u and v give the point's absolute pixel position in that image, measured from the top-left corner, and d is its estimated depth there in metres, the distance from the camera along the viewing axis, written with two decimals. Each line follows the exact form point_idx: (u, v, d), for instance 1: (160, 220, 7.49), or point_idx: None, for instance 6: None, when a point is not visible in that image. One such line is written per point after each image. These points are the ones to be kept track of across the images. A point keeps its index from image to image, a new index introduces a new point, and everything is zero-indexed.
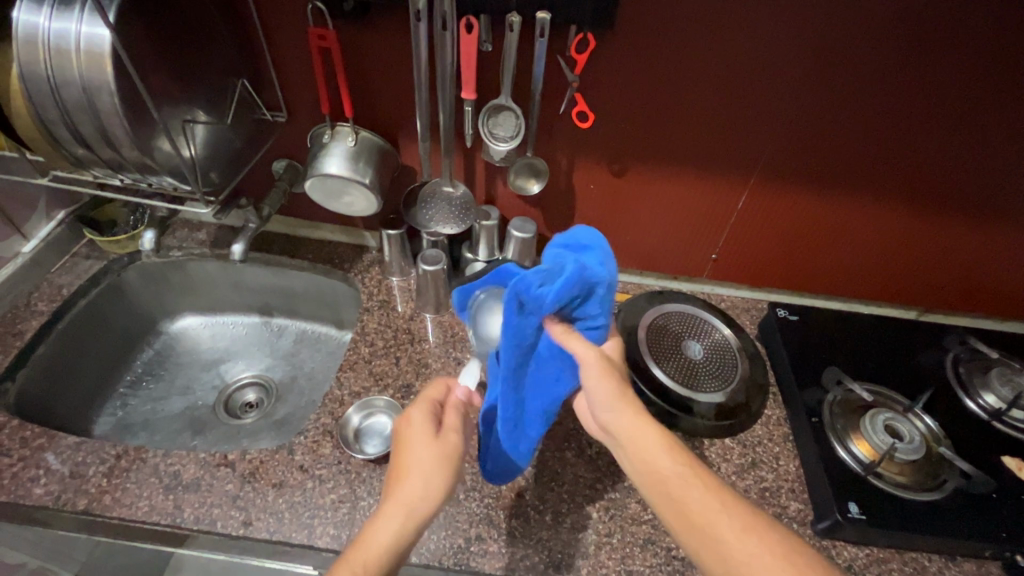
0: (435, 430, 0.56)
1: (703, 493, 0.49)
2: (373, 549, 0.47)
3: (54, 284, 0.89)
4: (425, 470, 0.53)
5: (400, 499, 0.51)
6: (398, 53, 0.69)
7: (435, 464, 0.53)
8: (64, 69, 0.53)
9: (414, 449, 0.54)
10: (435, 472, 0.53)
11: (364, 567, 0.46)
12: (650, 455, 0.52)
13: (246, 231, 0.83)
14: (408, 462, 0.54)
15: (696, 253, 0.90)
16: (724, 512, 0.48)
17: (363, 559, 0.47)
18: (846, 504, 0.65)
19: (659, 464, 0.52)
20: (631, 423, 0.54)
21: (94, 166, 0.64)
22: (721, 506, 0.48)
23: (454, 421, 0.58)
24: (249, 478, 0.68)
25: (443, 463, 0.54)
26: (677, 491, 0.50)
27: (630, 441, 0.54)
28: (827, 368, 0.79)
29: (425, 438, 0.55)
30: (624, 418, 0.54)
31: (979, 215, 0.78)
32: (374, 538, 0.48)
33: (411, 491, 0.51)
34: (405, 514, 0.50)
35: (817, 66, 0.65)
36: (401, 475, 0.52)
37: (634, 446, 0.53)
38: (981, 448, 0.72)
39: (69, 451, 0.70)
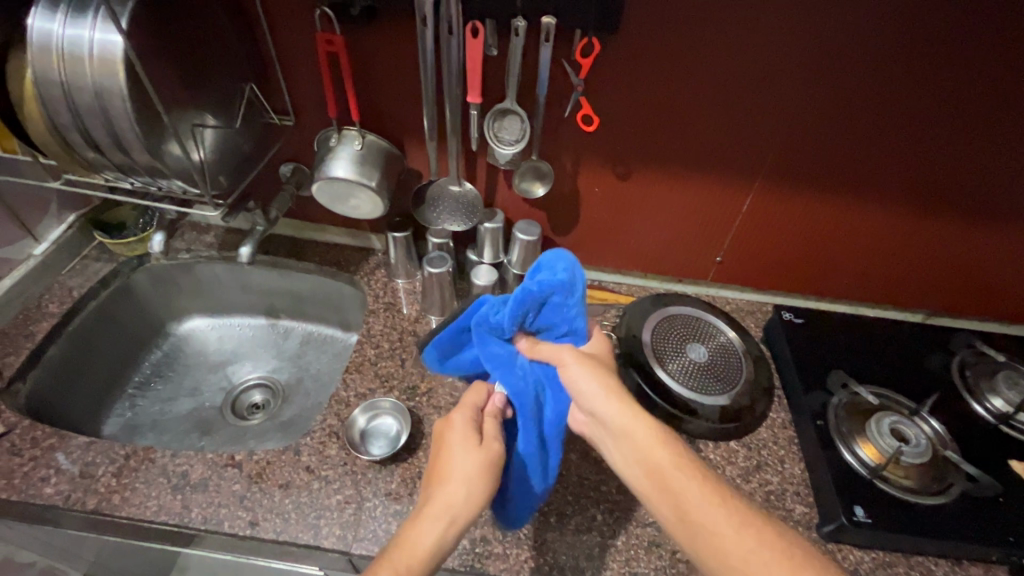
0: (478, 437, 0.56)
1: (697, 485, 0.51)
2: (417, 554, 0.48)
3: (64, 286, 0.90)
4: (468, 478, 0.53)
5: (444, 503, 0.51)
6: (404, 57, 0.70)
7: (479, 472, 0.53)
8: (78, 74, 0.54)
9: (457, 453, 0.54)
10: (478, 481, 0.53)
11: (407, 569, 0.47)
12: (644, 449, 0.53)
13: (253, 234, 0.84)
14: (450, 467, 0.54)
15: (701, 256, 0.91)
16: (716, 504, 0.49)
17: (406, 561, 0.48)
18: (851, 508, 0.65)
19: (653, 455, 0.53)
20: (625, 418, 0.55)
21: (105, 169, 0.65)
22: (714, 496, 0.50)
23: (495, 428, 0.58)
24: (256, 478, 0.69)
25: (486, 471, 0.54)
26: (672, 484, 0.51)
27: (625, 435, 0.54)
28: (833, 372, 0.79)
29: (470, 443, 0.55)
30: (619, 413, 0.55)
31: (985, 218, 0.78)
32: (419, 542, 0.49)
33: (454, 496, 0.52)
34: (448, 520, 0.51)
35: (822, 70, 0.65)
36: (443, 479, 0.53)
37: (627, 439, 0.54)
38: (988, 452, 0.72)
39: (79, 451, 0.71)
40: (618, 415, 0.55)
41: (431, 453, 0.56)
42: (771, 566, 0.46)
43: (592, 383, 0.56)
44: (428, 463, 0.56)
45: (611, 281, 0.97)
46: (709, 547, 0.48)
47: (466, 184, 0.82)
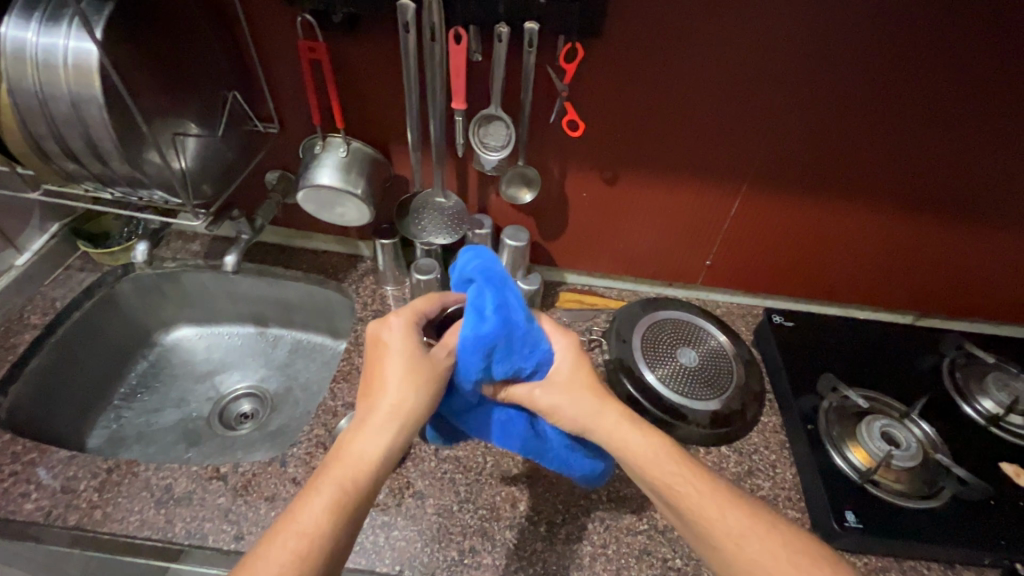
0: (419, 346, 0.53)
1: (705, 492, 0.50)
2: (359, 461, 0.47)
3: (48, 297, 0.89)
4: (412, 382, 0.51)
5: (390, 413, 0.49)
6: (387, 63, 0.69)
7: (417, 378, 0.51)
8: (54, 84, 0.53)
9: (390, 362, 0.52)
10: (414, 386, 0.51)
11: (354, 480, 0.46)
12: (648, 462, 0.52)
13: (238, 243, 0.83)
14: (393, 373, 0.51)
15: (690, 260, 0.90)
16: (728, 510, 0.49)
17: (352, 473, 0.46)
18: (843, 513, 0.64)
19: (667, 476, 0.51)
20: (637, 443, 0.53)
21: (84, 180, 0.64)
22: (721, 505, 0.49)
23: (454, 339, 0.55)
24: (241, 491, 0.68)
25: (427, 375, 0.52)
26: (678, 498, 0.50)
27: (636, 459, 0.52)
28: (823, 376, 0.77)
29: (412, 351, 0.53)
30: (626, 438, 0.53)
31: (972, 217, 0.78)
32: (358, 450, 0.47)
33: (392, 404, 0.49)
34: (393, 425, 0.49)
35: (813, 73, 0.65)
36: (380, 391, 0.50)
37: (638, 464, 0.52)
38: (979, 454, 0.72)
39: (60, 466, 0.70)
40: (624, 437, 0.54)
41: (365, 365, 0.54)
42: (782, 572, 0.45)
43: (583, 400, 0.56)
44: (365, 375, 0.53)
45: (602, 285, 0.97)
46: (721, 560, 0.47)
47: (452, 196, 0.82)
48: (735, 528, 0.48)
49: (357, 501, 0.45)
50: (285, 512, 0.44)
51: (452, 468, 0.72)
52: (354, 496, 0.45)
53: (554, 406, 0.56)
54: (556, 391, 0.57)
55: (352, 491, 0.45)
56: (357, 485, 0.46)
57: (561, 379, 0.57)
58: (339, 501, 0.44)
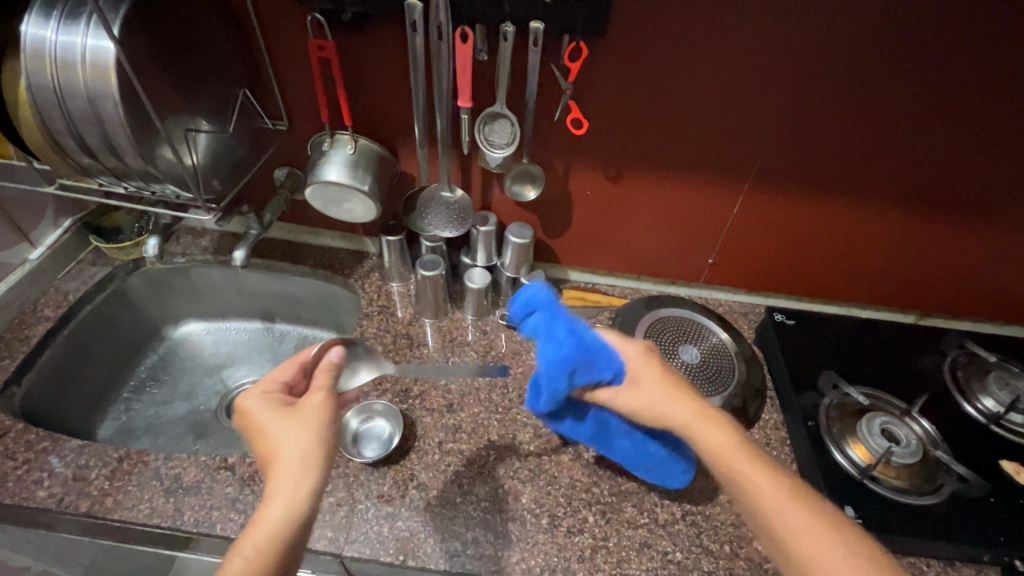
0: (288, 409, 0.53)
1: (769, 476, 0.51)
2: (266, 528, 0.46)
3: (60, 291, 0.91)
4: (290, 439, 0.50)
5: (284, 474, 0.48)
6: (395, 62, 0.71)
7: (300, 431, 0.51)
8: (70, 80, 0.54)
9: (272, 425, 0.52)
10: (298, 440, 0.50)
11: (256, 549, 0.44)
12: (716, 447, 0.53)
13: (247, 238, 0.85)
14: (274, 441, 0.51)
15: (693, 257, 0.91)
16: (797, 509, 0.49)
17: (255, 542, 0.45)
18: (842, 508, 0.65)
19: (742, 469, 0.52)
20: (718, 442, 0.53)
21: (99, 174, 0.66)
22: (791, 503, 0.49)
23: (321, 381, 0.56)
24: (249, 481, 0.69)
25: (314, 424, 0.52)
26: (753, 491, 0.51)
27: (710, 453, 0.53)
28: (823, 372, 0.79)
29: (286, 416, 0.52)
30: (708, 433, 0.54)
31: (975, 217, 0.79)
32: (262, 520, 0.46)
33: (288, 466, 0.48)
34: (292, 484, 0.48)
35: (815, 72, 0.66)
36: (272, 459, 0.49)
37: (714, 458, 0.53)
38: (980, 452, 0.72)
39: (72, 454, 0.71)
40: (702, 431, 0.54)
41: (250, 446, 0.53)
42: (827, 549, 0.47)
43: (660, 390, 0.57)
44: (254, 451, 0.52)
45: (604, 283, 0.98)
46: (787, 555, 0.48)
47: (458, 190, 0.82)
48: (800, 522, 0.48)
49: (268, 566, 0.44)
50: None
51: (455, 461, 0.73)
52: (267, 562, 0.44)
53: (644, 405, 0.56)
54: (638, 395, 0.57)
55: (260, 560, 0.44)
56: (265, 555, 0.44)
57: (642, 378, 0.58)
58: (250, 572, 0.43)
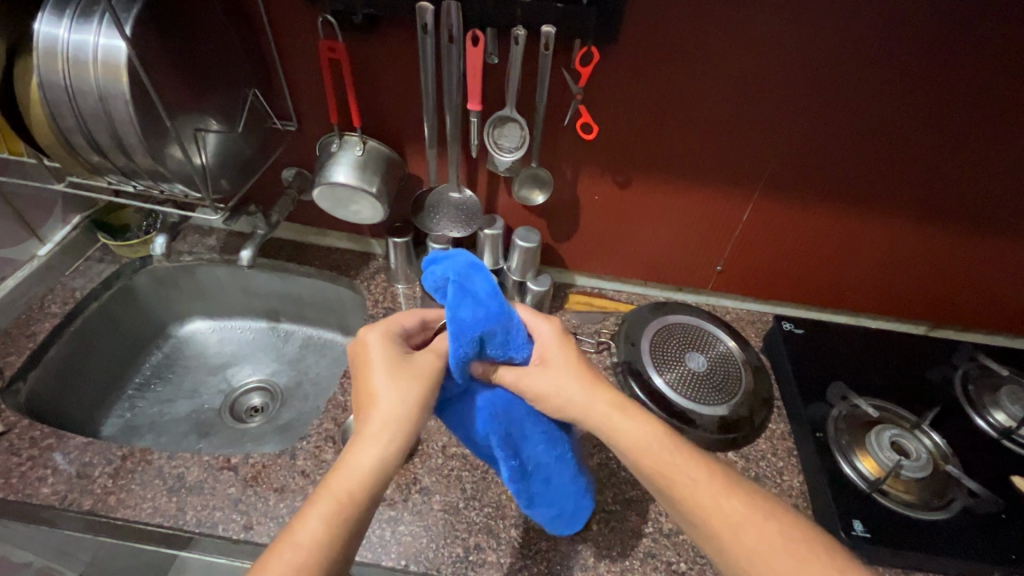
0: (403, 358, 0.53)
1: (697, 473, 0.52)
2: (359, 474, 0.46)
3: (67, 288, 0.91)
4: (395, 389, 0.50)
5: (382, 422, 0.48)
6: (404, 64, 0.71)
7: (408, 385, 0.51)
8: (82, 78, 0.54)
9: (387, 370, 0.52)
10: (403, 394, 0.50)
11: (348, 494, 0.45)
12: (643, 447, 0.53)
13: (255, 238, 0.84)
14: (374, 386, 0.51)
15: (702, 264, 0.90)
16: (726, 495, 0.50)
17: (346, 486, 0.45)
18: (850, 522, 0.64)
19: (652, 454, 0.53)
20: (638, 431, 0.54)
21: (109, 173, 0.65)
22: (719, 491, 0.50)
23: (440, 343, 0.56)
24: (251, 482, 0.69)
25: (427, 383, 0.52)
26: (680, 487, 0.51)
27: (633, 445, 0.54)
28: (833, 383, 0.78)
29: (398, 362, 0.52)
30: (624, 423, 0.55)
31: (988, 228, 0.77)
32: (350, 465, 0.46)
33: (385, 415, 0.49)
34: (384, 435, 0.48)
35: (829, 78, 0.65)
36: (372, 402, 0.50)
37: (631, 445, 0.54)
38: (991, 467, 0.71)
39: (76, 452, 0.71)
40: (620, 419, 0.55)
41: (354, 380, 0.53)
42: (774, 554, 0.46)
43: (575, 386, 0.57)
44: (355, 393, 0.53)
45: (611, 289, 0.97)
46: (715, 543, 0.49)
47: (466, 191, 0.82)
48: (739, 515, 0.48)
49: (357, 511, 0.44)
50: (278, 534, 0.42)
51: (459, 465, 0.72)
52: (353, 507, 0.44)
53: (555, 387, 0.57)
54: (546, 372, 0.58)
55: (351, 502, 0.44)
56: (352, 499, 0.44)
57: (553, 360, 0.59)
58: (336, 516, 0.43)
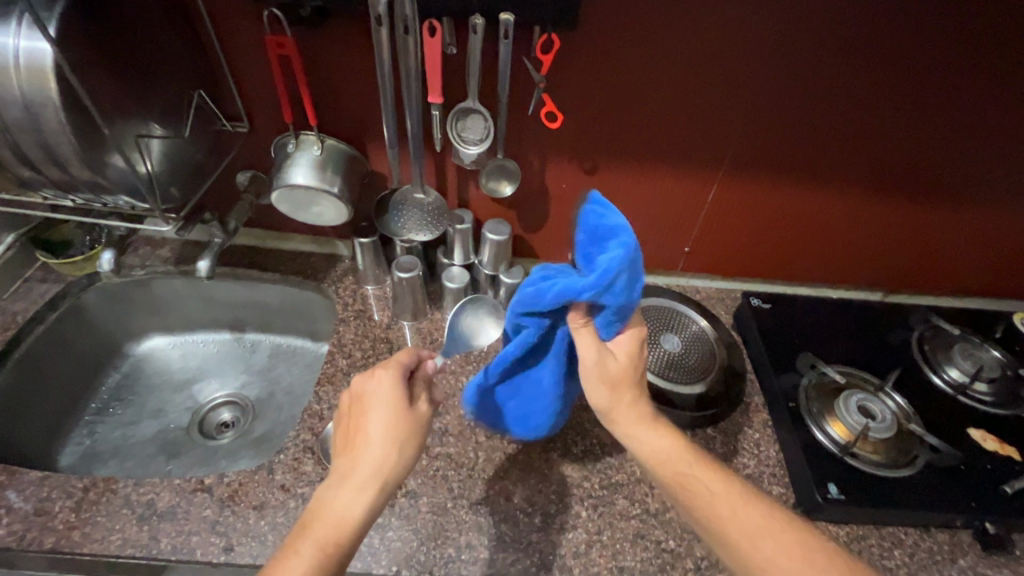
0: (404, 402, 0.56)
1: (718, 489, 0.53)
2: (348, 523, 0.49)
3: (7, 312, 0.85)
4: (394, 439, 0.54)
5: (369, 469, 0.52)
6: (358, 57, 0.68)
7: (401, 436, 0.54)
8: (4, 86, 0.49)
9: (374, 419, 0.55)
10: (397, 445, 0.53)
11: (336, 537, 0.48)
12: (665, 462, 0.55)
13: (211, 247, 0.79)
14: (375, 429, 0.54)
15: (670, 246, 0.91)
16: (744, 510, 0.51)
17: (335, 530, 0.49)
18: (826, 486, 0.67)
19: (678, 469, 0.54)
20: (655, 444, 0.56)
21: (43, 188, 0.61)
22: (736, 502, 0.52)
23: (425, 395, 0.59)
24: (228, 502, 0.66)
25: (412, 436, 0.55)
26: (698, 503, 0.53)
27: (650, 458, 0.55)
28: (801, 354, 0.80)
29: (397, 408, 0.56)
30: (643, 439, 0.56)
31: (936, 194, 0.81)
32: (348, 512, 0.50)
33: (376, 462, 0.52)
34: (374, 481, 0.51)
35: (783, 56, 0.66)
36: (364, 446, 0.53)
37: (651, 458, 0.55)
38: (951, 421, 0.75)
39: (31, 488, 0.66)
40: (644, 436, 0.56)
41: (354, 415, 0.56)
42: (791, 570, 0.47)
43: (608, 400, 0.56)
44: (350, 426, 0.56)
45: None
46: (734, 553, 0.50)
47: (431, 191, 0.80)
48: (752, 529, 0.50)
49: (340, 556, 0.48)
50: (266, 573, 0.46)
51: (444, 465, 0.72)
52: (334, 554, 0.48)
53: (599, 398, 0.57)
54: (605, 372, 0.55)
55: (333, 550, 0.48)
56: (340, 543, 0.48)
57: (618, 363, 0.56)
58: (322, 560, 0.47)
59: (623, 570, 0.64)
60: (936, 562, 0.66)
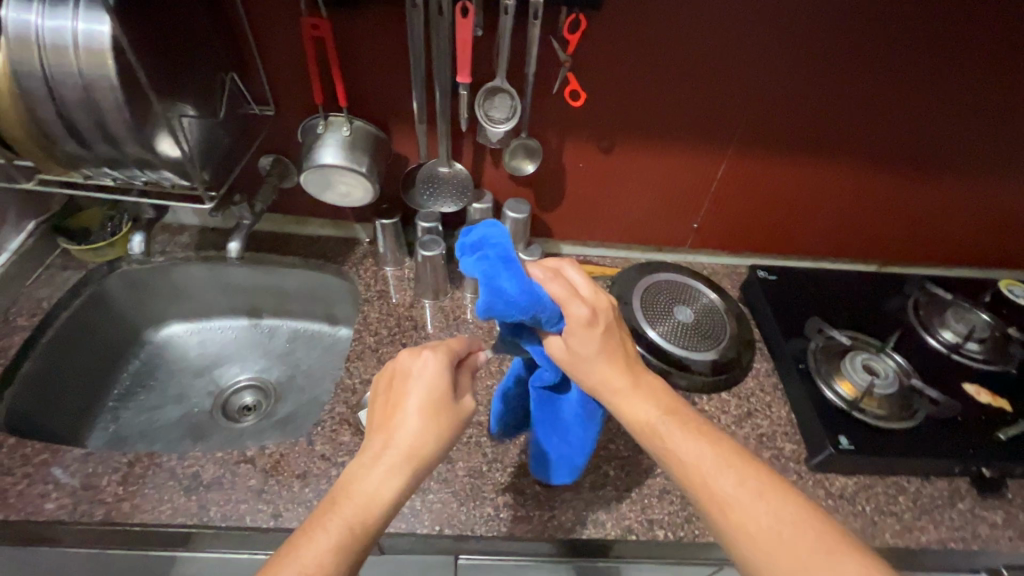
0: (447, 387, 0.52)
1: (700, 449, 0.50)
2: (378, 506, 0.46)
3: (32, 299, 0.85)
4: (433, 424, 0.50)
5: (404, 451, 0.48)
6: (389, 40, 0.70)
7: (441, 423, 0.50)
8: (63, 67, 0.51)
9: (413, 398, 0.50)
10: (435, 431, 0.50)
11: (364, 521, 0.45)
12: (646, 424, 0.52)
13: (240, 229, 0.83)
14: (414, 409, 0.50)
15: (680, 223, 0.95)
16: (722, 472, 0.48)
17: (364, 512, 0.45)
18: (836, 438, 0.72)
19: (665, 439, 0.51)
20: (638, 410, 0.53)
21: (86, 166, 0.61)
22: (718, 466, 0.48)
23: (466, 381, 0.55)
24: (272, 471, 0.68)
25: (451, 426, 0.51)
26: (680, 466, 0.49)
27: (633, 425, 0.52)
28: (809, 319, 0.85)
29: (440, 392, 0.51)
30: (623, 403, 0.53)
31: (928, 168, 0.86)
32: (379, 492, 0.46)
33: (411, 445, 0.48)
34: (410, 464, 0.48)
35: (791, 36, 0.71)
36: (400, 426, 0.49)
37: (633, 423, 0.52)
38: (947, 379, 0.80)
39: (77, 464, 0.67)
40: (624, 399, 0.53)
41: (390, 391, 0.52)
42: (780, 534, 0.44)
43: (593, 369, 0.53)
44: (386, 401, 0.52)
45: (595, 254, 1.01)
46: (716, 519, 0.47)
47: (455, 164, 0.82)
48: (729, 493, 0.47)
49: (365, 541, 0.45)
50: (285, 549, 0.43)
51: (476, 432, 0.75)
52: (361, 537, 0.44)
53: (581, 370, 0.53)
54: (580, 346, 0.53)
55: (360, 533, 0.44)
56: (367, 527, 0.45)
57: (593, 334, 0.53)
58: (347, 542, 0.44)
59: (652, 522, 0.68)
60: (937, 506, 0.71)
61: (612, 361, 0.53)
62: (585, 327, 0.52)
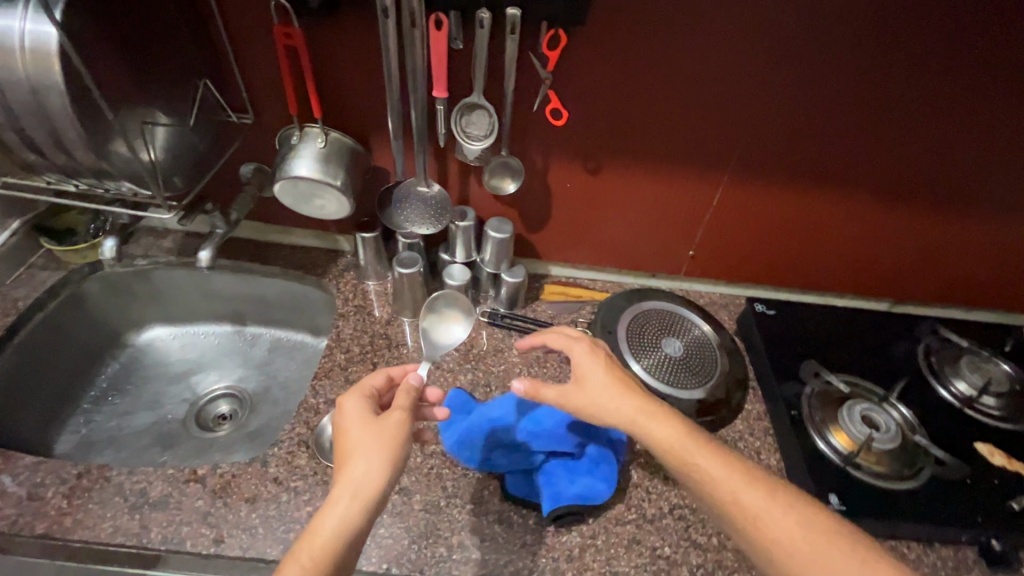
0: (372, 415, 0.53)
1: (723, 466, 0.53)
2: (324, 541, 0.45)
3: (9, 298, 0.85)
4: (366, 449, 0.50)
5: (346, 484, 0.48)
6: (365, 50, 0.68)
7: (374, 447, 0.50)
8: (10, 70, 0.49)
9: (352, 435, 0.52)
10: (367, 454, 0.50)
11: (315, 559, 0.44)
12: (674, 444, 0.54)
13: (212, 238, 0.81)
14: (349, 445, 0.51)
15: (674, 249, 0.90)
16: (749, 488, 0.51)
17: (313, 552, 0.45)
18: (826, 495, 0.65)
19: (691, 456, 0.53)
20: (666, 432, 0.55)
21: (47, 171, 0.62)
22: (743, 482, 0.52)
23: (401, 401, 0.55)
24: (220, 493, 0.66)
25: (382, 448, 0.50)
26: (705, 481, 0.52)
27: (661, 445, 0.55)
28: (804, 362, 0.79)
29: (368, 421, 0.53)
30: (650, 426, 0.56)
31: (945, 203, 0.80)
32: (320, 527, 0.46)
33: (348, 476, 0.48)
34: (352, 495, 0.48)
35: (791, 58, 0.66)
36: (340, 465, 0.50)
37: (659, 445, 0.55)
38: (958, 435, 0.73)
39: (26, 472, 0.66)
40: (651, 423, 0.56)
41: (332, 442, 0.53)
42: (812, 547, 0.48)
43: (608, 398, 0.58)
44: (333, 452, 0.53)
45: (585, 278, 0.96)
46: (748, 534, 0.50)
47: (434, 185, 0.80)
48: (761, 506, 0.50)
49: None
50: None
51: (438, 463, 0.71)
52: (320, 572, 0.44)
53: (587, 401, 0.58)
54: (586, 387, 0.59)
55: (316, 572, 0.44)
56: (319, 562, 0.44)
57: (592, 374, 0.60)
58: None
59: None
60: None
61: (628, 392, 0.58)
62: (589, 355, 0.62)
